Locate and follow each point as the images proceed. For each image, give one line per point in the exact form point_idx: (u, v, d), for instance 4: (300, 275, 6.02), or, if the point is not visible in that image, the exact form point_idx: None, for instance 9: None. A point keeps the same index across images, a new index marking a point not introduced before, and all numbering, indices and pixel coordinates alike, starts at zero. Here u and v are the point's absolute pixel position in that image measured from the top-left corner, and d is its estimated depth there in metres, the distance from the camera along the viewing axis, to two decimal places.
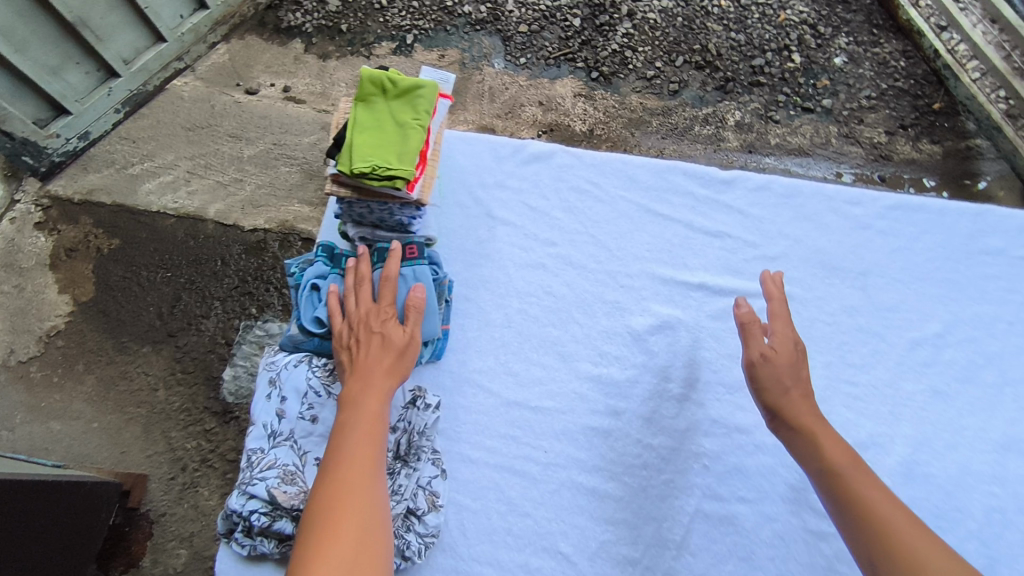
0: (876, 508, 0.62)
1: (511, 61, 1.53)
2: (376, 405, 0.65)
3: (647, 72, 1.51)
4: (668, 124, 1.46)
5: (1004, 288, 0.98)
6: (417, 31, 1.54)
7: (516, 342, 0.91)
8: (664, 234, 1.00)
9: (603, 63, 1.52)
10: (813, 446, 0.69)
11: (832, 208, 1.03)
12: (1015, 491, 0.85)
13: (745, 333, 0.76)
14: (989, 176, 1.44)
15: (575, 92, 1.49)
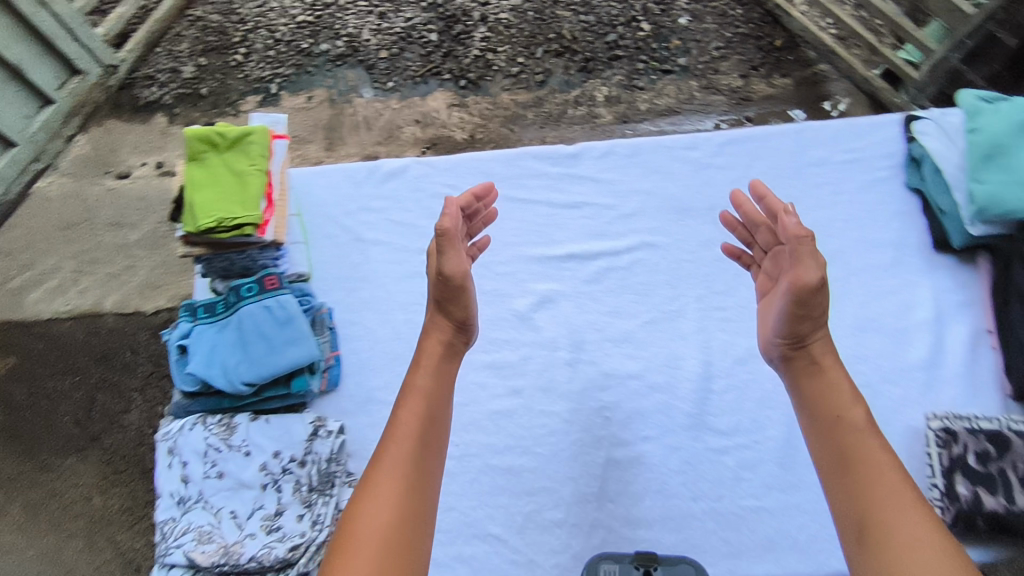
0: (873, 460, 0.66)
1: (379, 88, 1.55)
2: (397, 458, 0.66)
3: (512, 69, 1.57)
4: (543, 113, 1.53)
5: (836, 191, 1.08)
6: (279, 79, 1.55)
7: (408, 351, 0.94)
8: (528, 216, 1.05)
9: (469, 70, 1.57)
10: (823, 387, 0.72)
11: (674, 157, 1.09)
12: (875, 365, 0.95)
13: (799, 254, 0.71)
14: (839, 96, 1.55)
15: (447, 103, 1.54)
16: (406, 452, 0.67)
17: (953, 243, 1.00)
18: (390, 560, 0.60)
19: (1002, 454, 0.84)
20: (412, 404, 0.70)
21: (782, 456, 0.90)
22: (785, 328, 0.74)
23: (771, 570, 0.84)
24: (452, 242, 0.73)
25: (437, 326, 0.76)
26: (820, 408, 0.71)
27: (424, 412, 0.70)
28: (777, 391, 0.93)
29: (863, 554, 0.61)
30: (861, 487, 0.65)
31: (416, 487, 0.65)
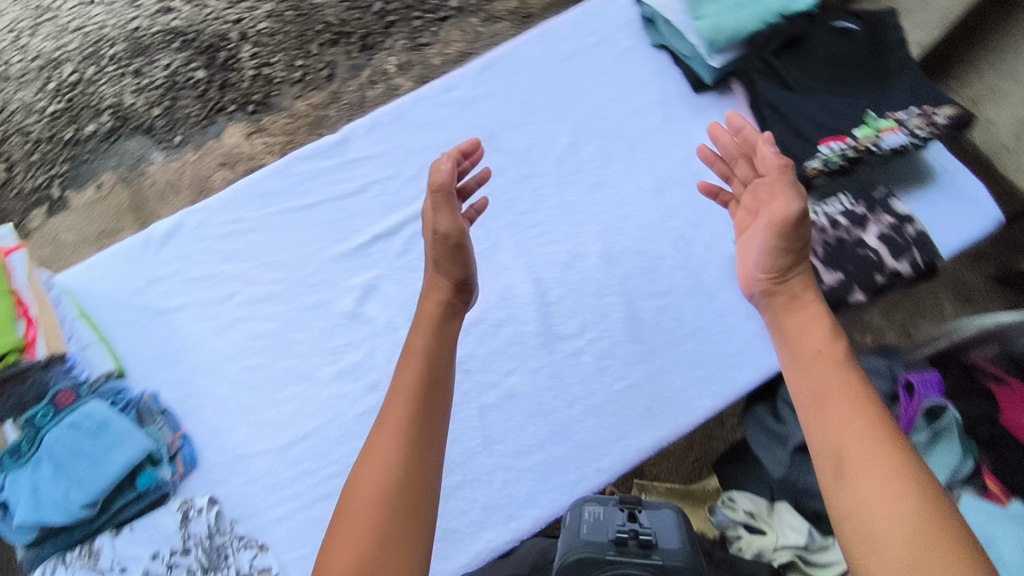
0: (846, 390, 0.62)
1: (167, 145, 1.46)
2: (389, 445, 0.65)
3: (294, 74, 1.50)
4: (345, 106, 1.49)
5: (595, 74, 1.11)
6: (59, 180, 1.45)
7: (255, 397, 0.91)
8: (322, 216, 1.00)
9: (253, 92, 1.49)
10: (800, 328, 0.69)
11: (438, 104, 1.08)
12: (681, 215, 1.02)
13: (787, 183, 0.75)
14: None
15: (245, 134, 1.46)
16: (402, 414, 0.67)
17: (706, 81, 1.07)
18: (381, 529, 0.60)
19: None
20: (412, 366, 0.71)
21: (631, 331, 0.96)
22: (766, 260, 0.74)
23: (657, 434, 0.91)
24: (447, 202, 0.79)
25: (435, 288, 0.80)
26: (797, 343, 0.69)
27: (423, 376, 0.70)
28: (608, 277, 0.98)
29: (837, 486, 0.57)
30: (832, 420, 0.61)
31: (422, 453, 0.65)
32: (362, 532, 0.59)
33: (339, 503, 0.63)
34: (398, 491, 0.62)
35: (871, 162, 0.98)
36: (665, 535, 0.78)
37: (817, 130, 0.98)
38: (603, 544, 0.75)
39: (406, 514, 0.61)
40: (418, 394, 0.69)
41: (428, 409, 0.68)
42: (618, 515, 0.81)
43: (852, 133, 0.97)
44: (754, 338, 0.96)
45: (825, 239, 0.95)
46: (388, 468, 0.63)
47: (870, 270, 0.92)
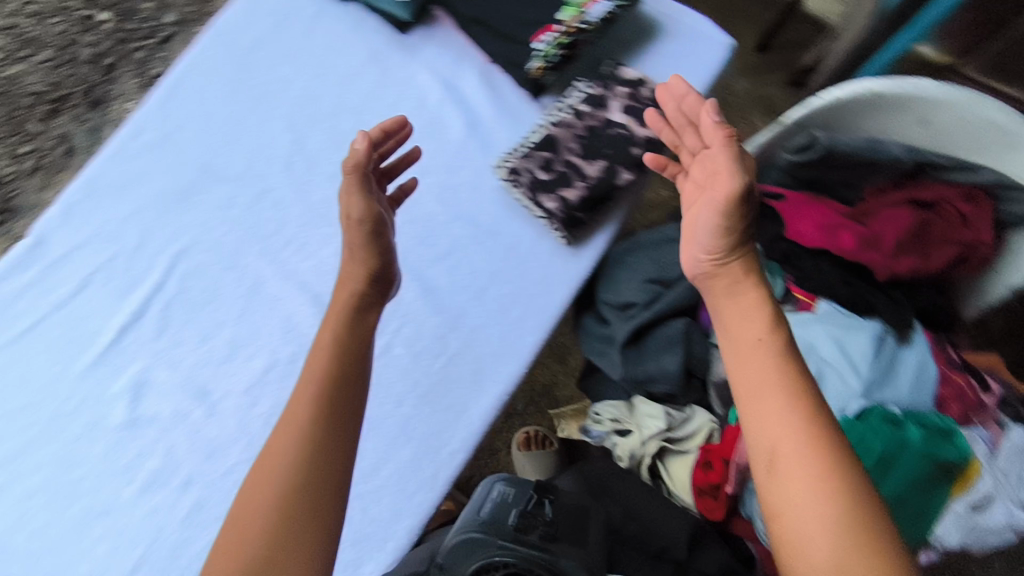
0: (792, 389, 0.63)
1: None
2: (291, 438, 0.69)
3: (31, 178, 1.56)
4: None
5: (287, 56, 0.98)
6: None
7: (62, 553, 0.81)
8: (52, 335, 0.88)
9: None
10: (747, 321, 0.68)
11: (129, 158, 0.94)
12: (433, 167, 0.96)
13: (734, 155, 0.72)
14: None
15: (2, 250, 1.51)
16: (307, 409, 0.70)
17: (405, 18, 0.97)
18: (273, 526, 0.65)
19: (556, 151, 0.90)
20: (319, 364, 0.73)
21: (430, 305, 0.92)
22: (712, 240, 0.72)
23: (494, 392, 0.88)
24: (361, 184, 0.77)
25: (349, 276, 0.79)
26: (738, 331, 0.68)
27: (332, 366, 0.73)
28: None
29: (769, 483, 0.60)
30: (767, 419, 0.62)
31: (321, 439, 0.69)
32: (259, 517, 0.65)
33: (244, 489, 0.69)
34: (298, 484, 0.66)
35: (588, 40, 0.93)
36: (579, 535, 0.82)
37: (527, 29, 0.93)
38: (502, 529, 0.81)
39: (310, 513, 0.66)
40: (324, 388, 0.71)
41: (332, 412, 0.71)
42: (527, 497, 0.86)
43: (557, 19, 0.92)
44: (551, 258, 0.92)
45: (576, 133, 0.91)
46: (280, 467, 0.68)
47: (627, 146, 0.89)
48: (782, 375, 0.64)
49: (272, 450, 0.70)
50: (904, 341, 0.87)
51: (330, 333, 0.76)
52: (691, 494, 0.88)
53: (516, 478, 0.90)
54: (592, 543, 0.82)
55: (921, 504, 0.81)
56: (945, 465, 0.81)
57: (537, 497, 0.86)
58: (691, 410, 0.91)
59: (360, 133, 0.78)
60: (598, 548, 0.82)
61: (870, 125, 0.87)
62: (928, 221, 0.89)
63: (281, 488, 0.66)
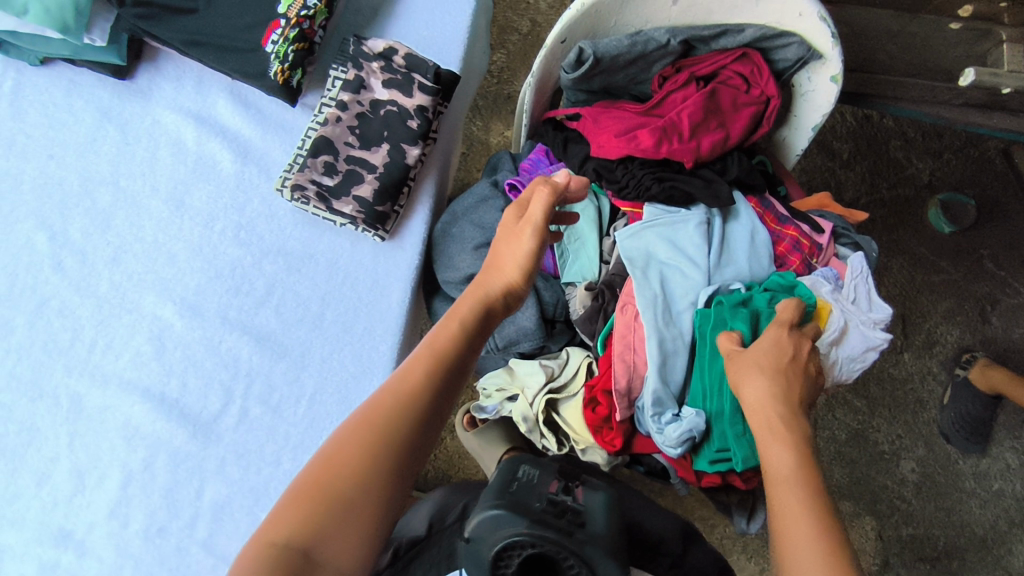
0: (809, 511, 0.56)
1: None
2: (399, 395, 0.59)
3: None
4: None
5: (7, 145, 0.88)
6: None
7: None
8: None
9: None
10: (769, 448, 0.62)
11: None
12: (219, 208, 0.89)
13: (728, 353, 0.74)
14: None
15: None
16: (433, 378, 0.61)
17: (122, 61, 0.88)
18: (348, 499, 0.54)
19: (335, 151, 0.84)
20: (450, 335, 0.64)
21: (271, 353, 0.85)
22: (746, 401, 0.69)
23: None
24: (545, 218, 0.70)
25: (497, 280, 0.69)
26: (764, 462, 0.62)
27: (451, 339, 0.63)
28: (206, 328, 0.86)
29: None
30: (782, 542, 0.55)
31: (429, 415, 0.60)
32: (352, 459, 0.55)
33: (326, 444, 0.58)
34: (406, 452, 0.57)
35: (321, 25, 0.86)
36: (596, 516, 0.61)
37: (254, 31, 0.85)
38: (530, 509, 0.59)
39: (386, 487, 0.55)
40: (443, 362, 0.62)
41: (441, 391, 0.61)
42: (549, 479, 0.65)
43: (279, 13, 0.84)
44: (376, 258, 0.88)
45: (349, 126, 0.85)
46: (391, 431, 0.57)
47: (403, 120, 0.85)
48: (798, 499, 0.57)
49: (372, 410, 0.59)
50: (728, 216, 0.89)
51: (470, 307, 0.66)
52: (590, 433, 0.85)
53: (534, 459, 0.72)
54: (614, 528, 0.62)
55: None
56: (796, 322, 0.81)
57: (562, 482, 0.67)
58: (565, 352, 0.89)
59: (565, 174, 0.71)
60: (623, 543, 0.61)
61: (629, 25, 0.86)
62: (717, 90, 0.88)
63: (375, 454, 0.56)
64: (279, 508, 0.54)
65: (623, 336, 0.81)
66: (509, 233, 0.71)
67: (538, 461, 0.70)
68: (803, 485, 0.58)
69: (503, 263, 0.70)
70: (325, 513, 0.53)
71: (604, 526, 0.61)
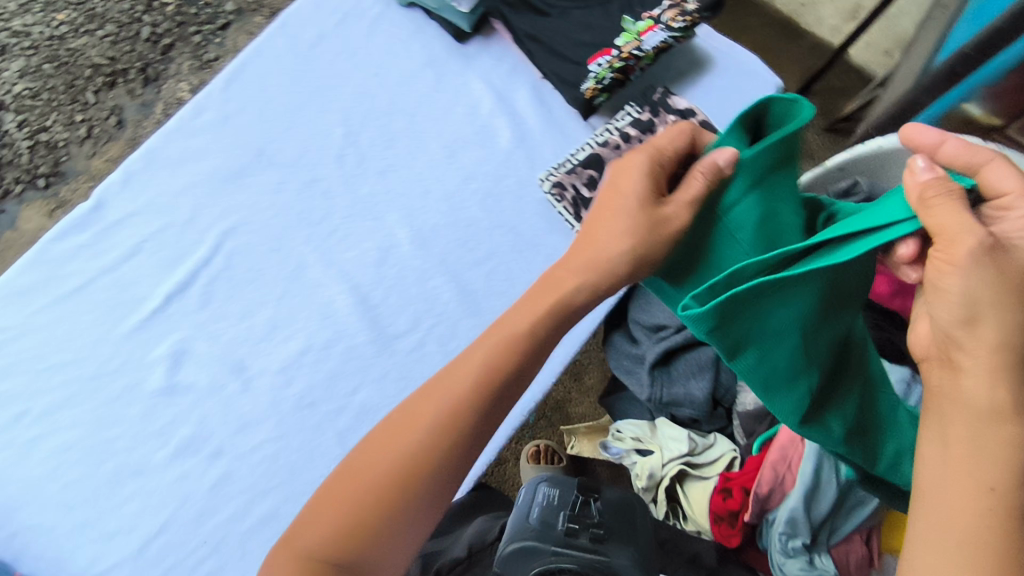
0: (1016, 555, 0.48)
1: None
2: (441, 405, 0.62)
3: (80, 132, 1.65)
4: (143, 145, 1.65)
5: (348, 53, 1.05)
6: None
7: (93, 509, 0.85)
8: (99, 298, 0.92)
9: (40, 165, 1.63)
10: (992, 452, 0.51)
11: (188, 136, 0.99)
12: (482, 172, 0.99)
13: (953, 243, 0.49)
14: None
15: (46, 213, 1.61)
16: (474, 383, 0.63)
17: (465, 29, 1.02)
18: (376, 501, 0.58)
19: (601, 169, 0.93)
20: (493, 350, 0.65)
21: (467, 307, 0.93)
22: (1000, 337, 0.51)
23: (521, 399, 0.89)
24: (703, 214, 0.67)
25: (609, 241, 0.68)
26: (969, 462, 0.51)
27: (506, 355, 0.65)
28: (425, 261, 0.95)
29: None
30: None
31: (473, 422, 0.62)
32: (382, 466, 0.60)
33: (361, 448, 0.63)
34: (454, 456, 0.61)
35: (642, 68, 0.96)
36: (615, 525, 0.81)
37: (583, 50, 0.96)
38: (552, 534, 0.78)
39: (413, 490, 0.59)
40: (497, 375, 0.64)
41: (489, 395, 0.63)
42: (568, 498, 0.84)
43: (614, 44, 0.95)
44: None
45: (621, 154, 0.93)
46: (434, 440, 0.61)
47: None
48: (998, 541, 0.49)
49: (411, 420, 0.62)
50: None
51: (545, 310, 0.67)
52: (707, 519, 0.87)
53: (555, 478, 0.89)
54: (639, 524, 0.82)
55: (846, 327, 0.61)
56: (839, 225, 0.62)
57: (580, 497, 0.84)
58: (713, 437, 0.91)
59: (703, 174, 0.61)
60: (644, 528, 0.81)
61: None
62: None
63: (427, 465, 0.60)
64: (321, 501, 0.60)
65: (780, 445, 0.81)
66: (653, 199, 0.66)
67: (559, 486, 0.87)
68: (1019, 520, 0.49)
69: (625, 230, 0.66)
70: (352, 511, 0.58)
71: (626, 526, 0.81)
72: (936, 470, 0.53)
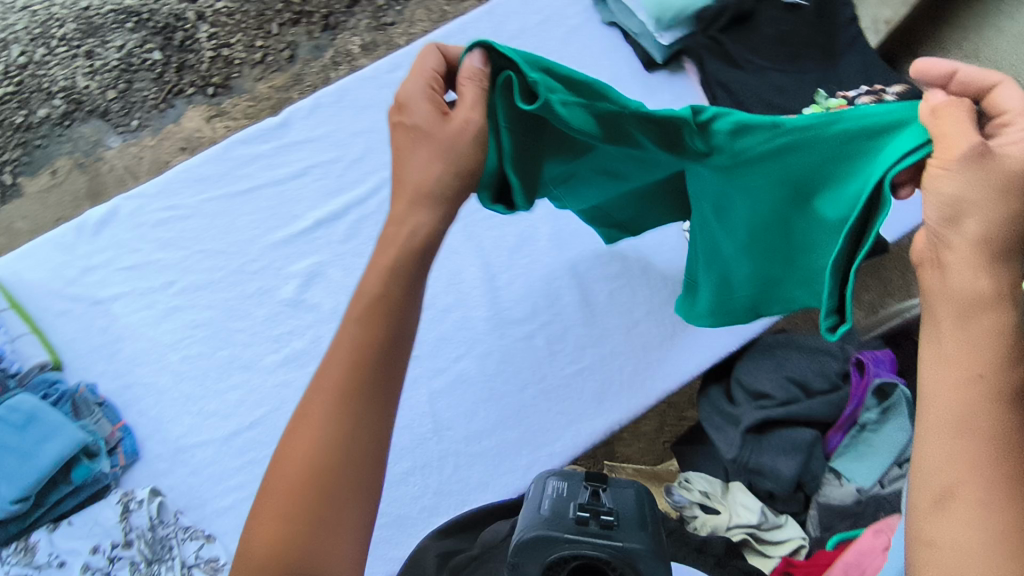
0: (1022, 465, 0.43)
1: (126, 131, 1.53)
2: (320, 403, 0.52)
3: (256, 56, 1.61)
4: (307, 86, 1.60)
5: (542, 51, 1.08)
6: (13, 164, 1.50)
7: (198, 388, 0.90)
8: (260, 204, 0.99)
9: (212, 74, 1.58)
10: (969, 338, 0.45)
11: (380, 85, 1.06)
12: None
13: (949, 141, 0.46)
14: None
15: (206, 117, 1.55)
16: (355, 361, 0.54)
17: (658, 60, 1.04)
18: (295, 513, 0.49)
19: None
20: (358, 328, 0.55)
21: (584, 315, 0.95)
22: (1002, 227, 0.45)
23: (611, 418, 0.90)
24: (446, 103, 0.61)
25: (414, 164, 0.59)
26: (961, 363, 0.45)
27: (364, 324, 0.55)
28: (556, 261, 0.98)
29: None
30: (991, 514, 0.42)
31: (370, 391, 0.53)
32: (291, 477, 0.50)
33: (272, 467, 0.52)
34: (355, 439, 0.51)
35: None
36: (627, 516, 0.70)
37: (767, 110, 0.97)
38: (565, 520, 0.66)
39: (324, 485, 0.49)
40: (373, 342, 0.54)
41: (364, 368, 0.53)
42: (583, 491, 0.72)
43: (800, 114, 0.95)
44: None
45: None
46: (325, 432, 0.51)
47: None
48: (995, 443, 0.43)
49: (297, 423, 0.53)
50: None
51: (393, 272, 0.57)
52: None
53: (563, 473, 0.78)
54: (647, 512, 0.72)
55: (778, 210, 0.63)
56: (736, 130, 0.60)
57: (589, 485, 0.74)
58: (785, 518, 0.88)
59: (465, 84, 0.59)
60: (654, 518, 0.72)
61: None
62: None
63: (332, 459, 0.50)
64: (245, 537, 0.50)
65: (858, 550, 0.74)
66: (436, 108, 0.60)
67: (567, 475, 0.77)
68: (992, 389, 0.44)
69: (431, 155, 0.59)
70: (280, 530, 0.48)
71: (635, 517, 0.70)
72: (934, 386, 0.46)
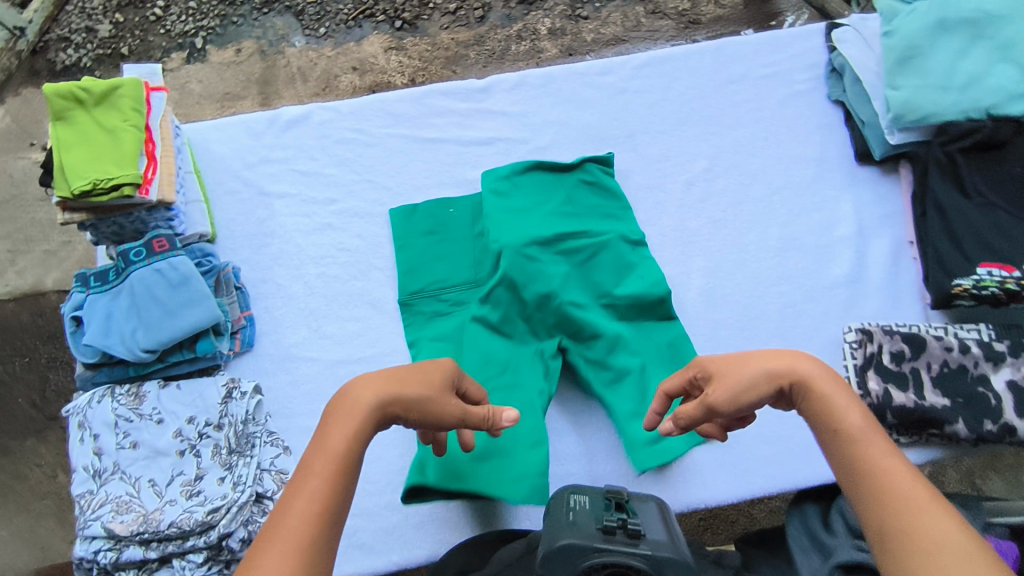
0: (913, 500, 0.51)
1: (311, 35, 1.47)
2: None
3: (450, 5, 1.48)
4: (485, 52, 1.45)
5: (755, 107, 1.04)
6: (204, 32, 1.47)
7: (323, 306, 0.93)
8: (437, 156, 1.01)
9: (404, 9, 1.48)
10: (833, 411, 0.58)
11: (587, 83, 1.05)
12: (801, 283, 0.94)
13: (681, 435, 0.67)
14: (790, 12, 1.47)
15: (384, 47, 1.45)
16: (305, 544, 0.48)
17: (875, 154, 0.96)
18: None
19: (918, 355, 0.84)
20: (313, 501, 0.50)
21: None
22: (750, 392, 0.61)
23: (698, 493, 0.86)
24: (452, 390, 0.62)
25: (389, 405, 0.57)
26: (840, 433, 0.57)
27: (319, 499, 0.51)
28: (700, 318, 0.92)
29: None
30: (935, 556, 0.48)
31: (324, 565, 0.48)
32: None
33: None
34: None
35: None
36: (654, 528, 0.68)
37: (981, 250, 0.85)
38: (590, 530, 0.66)
39: None
40: (327, 516, 0.50)
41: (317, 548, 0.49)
42: (604, 504, 0.71)
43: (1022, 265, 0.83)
44: None
45: (946, 359, 0.83)
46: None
47: (968, 421, 0.80)
48: (903, 491, 0.52)
49: None
50: None
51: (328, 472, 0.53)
52: None
53: (581, 491, 0.76)
54: (671, 526, 0.69)
55: (610, 309, 0.88)
56: (598, 355, 0.87)
57: (612, 497, 0.72)
58: None
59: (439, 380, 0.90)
60: (682, 540, 0.68)
61: None
62: None
63: None
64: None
65: None
66: (446, 392, 0.60)
67: (592, 494, 0.73)
68: (872, 453, 0.55)
69: (417, 403, 0.58)
70: None
71: (659, 531, 0.68)
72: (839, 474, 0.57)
